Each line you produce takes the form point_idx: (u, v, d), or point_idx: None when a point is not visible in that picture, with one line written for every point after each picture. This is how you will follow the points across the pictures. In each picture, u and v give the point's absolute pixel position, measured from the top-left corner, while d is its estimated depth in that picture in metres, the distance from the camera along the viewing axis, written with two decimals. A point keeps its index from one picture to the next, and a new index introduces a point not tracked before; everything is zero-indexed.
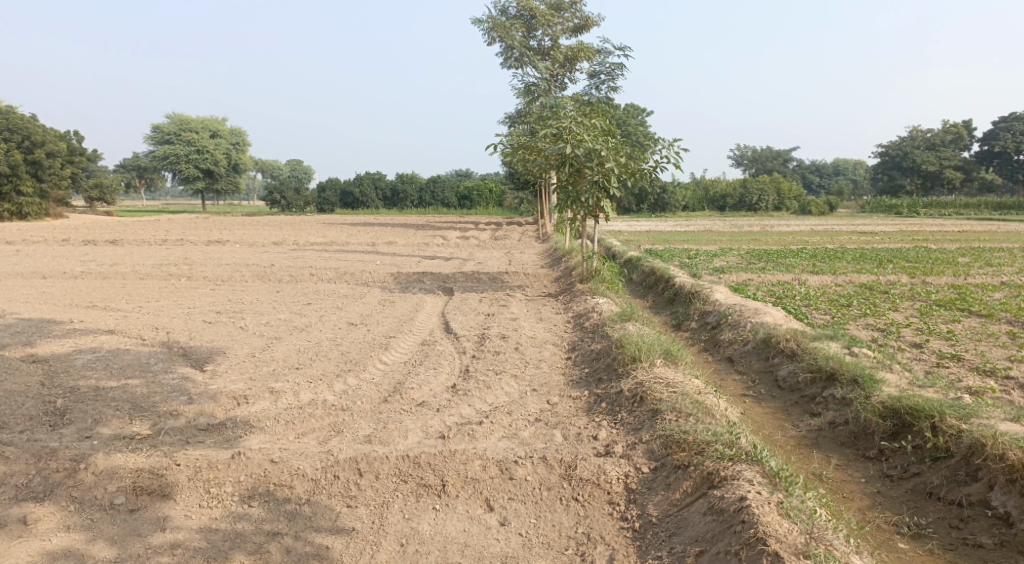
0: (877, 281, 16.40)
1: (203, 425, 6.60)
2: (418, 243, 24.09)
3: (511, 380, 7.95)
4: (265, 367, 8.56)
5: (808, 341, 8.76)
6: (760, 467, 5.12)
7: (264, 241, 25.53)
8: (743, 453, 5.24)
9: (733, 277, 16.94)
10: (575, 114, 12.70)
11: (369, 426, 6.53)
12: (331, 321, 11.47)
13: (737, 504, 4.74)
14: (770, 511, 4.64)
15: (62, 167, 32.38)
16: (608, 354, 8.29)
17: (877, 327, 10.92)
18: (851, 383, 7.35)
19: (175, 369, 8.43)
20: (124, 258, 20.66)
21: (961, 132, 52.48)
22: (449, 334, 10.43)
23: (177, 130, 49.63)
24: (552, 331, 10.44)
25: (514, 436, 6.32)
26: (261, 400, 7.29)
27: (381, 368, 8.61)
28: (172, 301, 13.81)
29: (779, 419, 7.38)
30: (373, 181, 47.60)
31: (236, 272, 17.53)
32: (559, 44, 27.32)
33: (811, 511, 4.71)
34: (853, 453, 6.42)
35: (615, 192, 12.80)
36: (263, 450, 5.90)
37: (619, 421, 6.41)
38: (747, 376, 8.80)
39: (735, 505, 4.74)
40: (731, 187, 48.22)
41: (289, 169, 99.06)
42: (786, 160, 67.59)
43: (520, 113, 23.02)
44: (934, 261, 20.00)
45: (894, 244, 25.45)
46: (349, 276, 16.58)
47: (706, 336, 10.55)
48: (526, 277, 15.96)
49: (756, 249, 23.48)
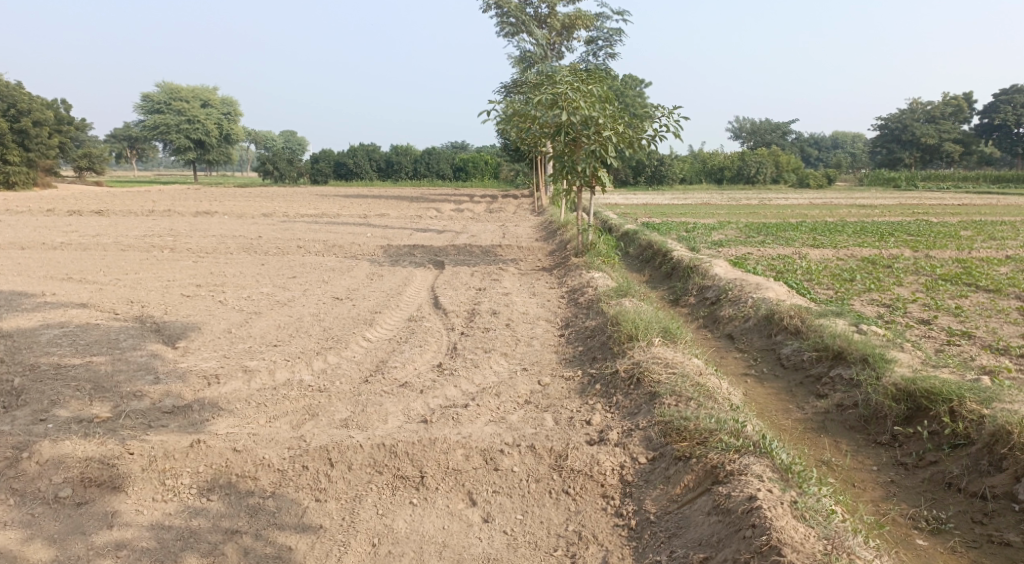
0: (880, 255, 15.95)
1: (168, 407, 6.16)
2: (411, 216, 23.54)
3: (500, 359, 7.51)
4: (241, 344, 8.10)
5: (814, 318, 8.33)
6: (769, 459, 4.70)
7: (254, 212, 24.97)
8: (751, 445, 4.81)
9: (732, 250, 16.48)
10: (572, 80, 12.08)
11: (346, 409, 6.08)
12: (315, 296, 10.97)
13: (746, 504, 4.31)
14: (783, 513, 4.22)
15: (49, 135, 31.60)
16: (603, 332, 7.85)
17: (883, 303, 10.48)
18: (862, 362, 6.92)
19: (145, 345, 7.96)
20: (108, 229, 20.09)
21: (962, 105, 51.77)
22: (438, 310, 9.97)
23: (168, 99, 48.72)
24: (545, 306, 9.98)
25: (502, 421, 5.89)
26: (232, 380, 6.83)
27: (364, 346, 8.16)
28: (153, 274, 13.29)
29: (783, 400, 6.97)
30: (367, 152, 46.80)
31: (222, 244, 17.01)
32: (556, 12, 26.59)
33: (827, 512, 4.29)
34: (864, 439, 6.00)
35: (612, 162, 12.28)
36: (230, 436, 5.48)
37: (615, 405, 5.97)
38: (748, 354, 8.37)
39: (744, 506, 4.31)
40: (729, 159, 47.53)
41: (282, 140, 97.76)
42: (784, 132, 66.88)
43: (515, 81, 22.36)
44: (936, 234, 19.54)
45: (896, 217, 24.96)
46: (338, 249, 16.07)
47: (705, 312, 10.11)
48: (519, 250, 15.46)
49: (755, 222, 22.96)
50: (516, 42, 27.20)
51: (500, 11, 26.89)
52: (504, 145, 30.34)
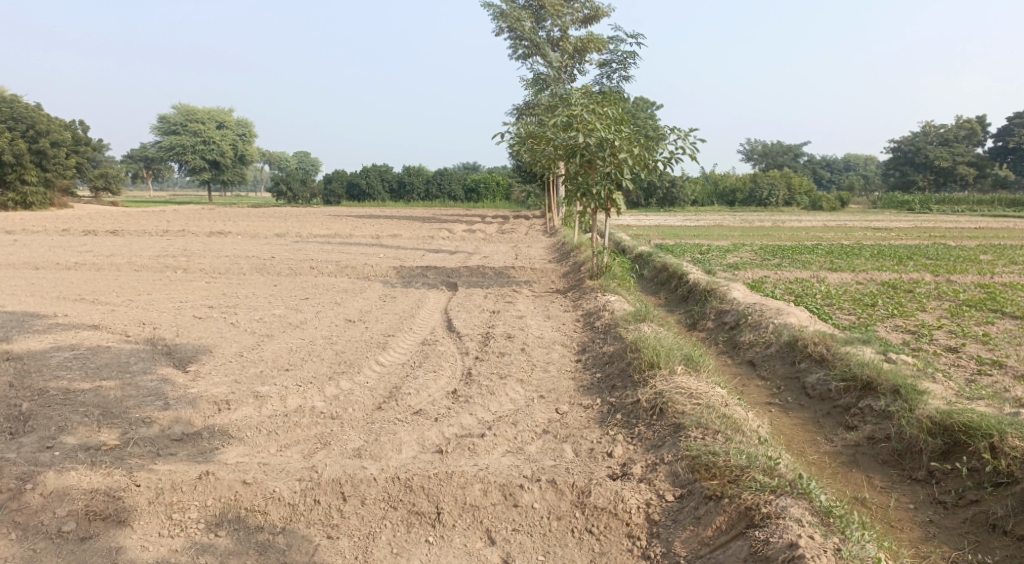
0: (900, 279, 15.67)
1: (176, 434, 5.99)
2: (423, 236, 23.43)
3: (517, 385, 7.31)
4: (252, 368, 7.94)
5: (839, 345, 8.10)
6: (807, 501, 4.50)
7: (268, 232, 24.94)
8: (787, 485, 4.60)
9: (748, 274, 16.24)
10: (587, 101, 11.97)
11: (359, 437, 5.90)
12: (327, 318, 10.83)
13: (787, 553, 4.13)
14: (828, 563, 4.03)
15: (66, 156, 31.82)
16: (622, 358, 7.64)
17: (907, 329, 10.22)
18: (892, 394, 6.69)
19: (155, 369, 7.81)
20: (122, 249, 20.08)
21: (975, 128, 51.44)
22: (452, 333, 9.80)
23: (183, 120, 49.13)
24: (561, 330, 9.79)
25: (520, 452, 5.70)
26: (243, 406, 6.66)
27: (377, 370, 7.99)
28: (165, 295, 13.20)
29: (809, 432, 6.75)
30: (380, 173, 46.91)
31: (234, 265, 16.93)
32: (569, 35, 26.60)
33: (873, 561, 4.09)
34: (898, 475, 5.78)
35: (628, 185, 12.13)
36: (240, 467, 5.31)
37: (637, 436, 5.77)
38: (771, 382, 8.13)
39: (784, 555, 4.12)
40: (741, 181, 47.33)
41: (296, 161, 98.43)
42: (797, 155, 66.72)
43: (529, 103, 22.30)
44: (955, 258, 19.24)
45: (912, 241, 24.64)
46: (350, 270, 15.96)
47: (724, 337, 9.87)
48: (533, 272, 15.29)
49: (770, 244, 22.71)
50: (529, 64, 27.24)
51: (513, 33, 26.96)
52: (516, 167, 30.31)
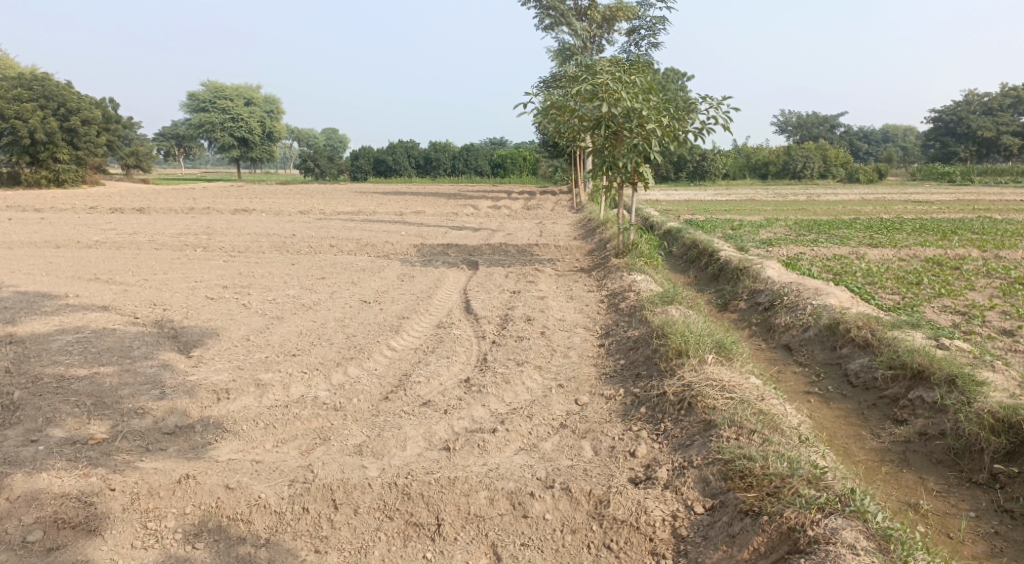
0: (944, 255, 14.83)
1: (169, 427, 5.53)
2: (447, 213, 22.93)
3: (535, 373, 6.82)
4: (257, 354, 7.51)
5: (885, 329, 7.46)
6: (860, 522, 4.00)
7: (291, 210, 24.66)
8: (837, 501, 4.10)
9: (783, 250, 15.50)
10: (613, 69, 11.29)
11: (362, 432, 5.45)
12: (342, 299, 10.40)
13: None
14: None
15: (97, 134, 31.67)
16: (647, 344, 7.11)
17: (956, 310, 9.52)
18: (947, 384, 6.10)
19: (157, 354, 7.42)
20: (145, 227, 19.86)
21: (1021, 96, 49.35)
22: (469, 315, 9.31)
23: (213, 97, 48.97)
24: (584, 312, 9.25)
25: (535, 449, 5.25)
26: (242, 395, 6.24)
27: (388, 356, 7.55)
28: (180, 274, 12.87)
29: (854, 426, 6.21)
30: (407, 148, 46.46)
31: (255, 242, 16.60)
32: (596, 3, 25.69)
33: None
34: (955, 477, 5.34)
35: (656, 158, 11.48)
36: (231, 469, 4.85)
37: (664, 433, 5.26)
38: (809, 369, 7.55)
39: None
40: (774, 153, 46.04)
41: (324, 138, 98.18)
42: (832, 126, 64.87)
43: (554, 75, 21.57)
44: (1001, 232, 18.27)
45: (955, 214, 23.58)
46: (371, 248, 15.55)
47: (758, 318, 9.25)
48: (557, 250, 14.74)
49: (805, 219, 21.83)
50: (555, 34, 26.46)
51: (538, 2, 26.12)
52: (542, 141, 29.59)
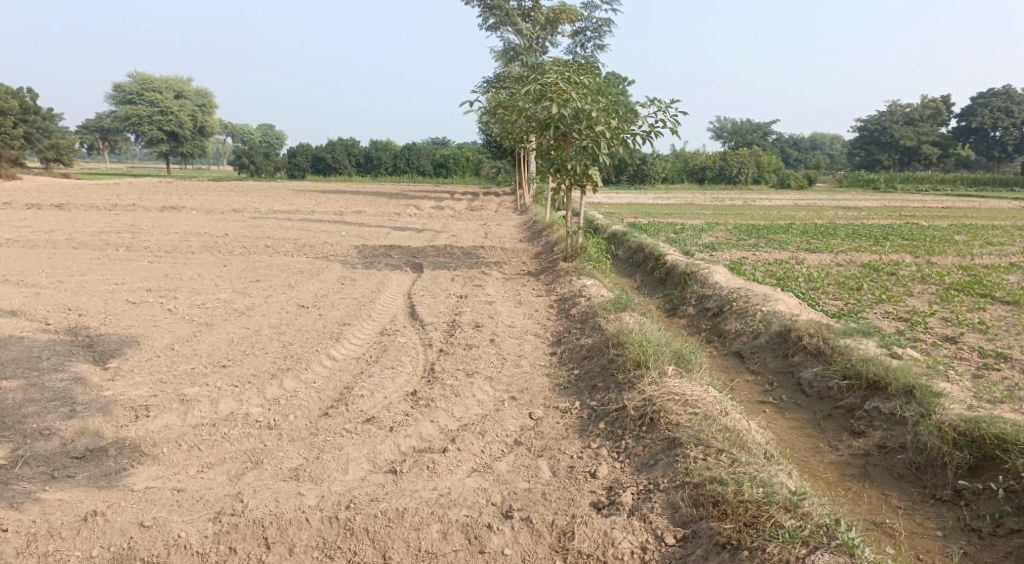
0: (880, 261, 15.03)
1: (78, 451, 4.97)
2: (388, 213, 22.37)
3: (485, 385, 6.45)
4: (183, 365, 6.93)
5: (837, 337, 7.33)
6: (847, 557, 3.86)
7: (224, 208, 23.69)
8: (821, 535, 3.94)
9: (726, 255, 15.49)
10: (561, 69, 11.01)
11: (298, 454, 4.99)
12: (278, 303, 9.85)
13: None
14: None
15: (14, 125, 30.04)
16: (602, 353, 6.82)
17: (901, 315, 9.51)
18: (905, 395, 5.98)
19: (69, 365, 6.77)
20: (65, 225, 18.72)
21: (941, 108, 51.28)
22: (414, 321, 8.89)
23: (140, 89, 46.96)
24: (533, 318, 8.93)
25: (488, 470, 4.91)
26: (164, 413, 5.70)
27: (327, 366, 7.07)
28: (100, 276, 12.08)
29: (812, 438, 6.05)
30: (346, 147, 45.44)
31: (183, 242, 15.78)
32: (541, 5, 25.51)
33: None
34: (919, 493, 5.23)
35: (605, 160, 11.25)
36: (148, 506, 4.33)
37: (624, 452, 5.00)
38: (762, 378, 7.38)
39: None
40: (711, 158, 46.75)
41: (260, 134, 95.84)
42: (764, 133, 66.31)
43: (498, 75, 21.25)
44: (931, 238, 18.71)
45: (885, 221, 24.15)
46: (308, 248, 14.95)
47: (707, 324, 9.07)
48: (502, 252, 14.41)
49: (744, 223, 22.02)
50: (499, 34, 26.16)
51: (482, 2, 25.79)
52: (485, 141, 29.21)
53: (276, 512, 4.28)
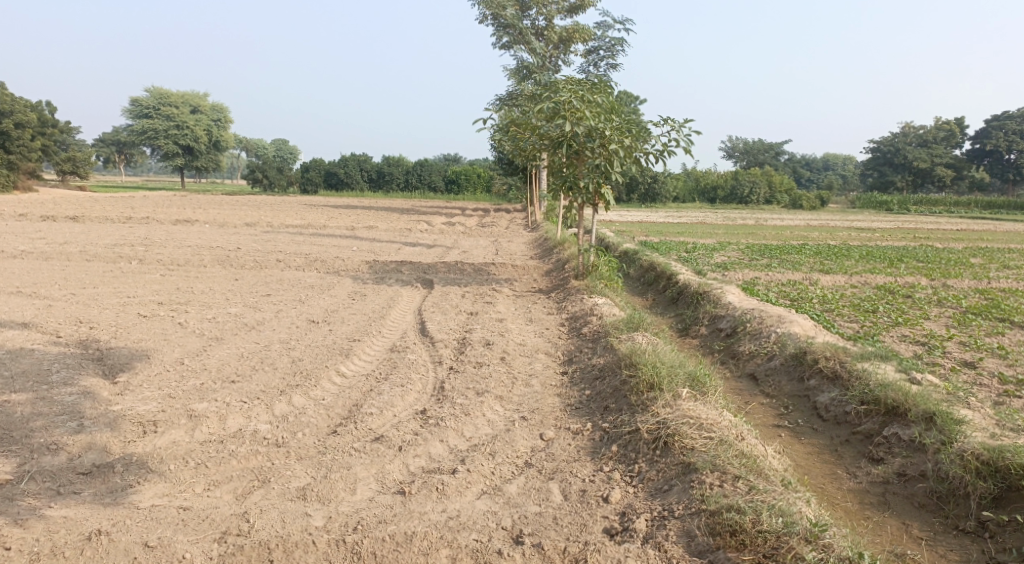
0: (895, 283, 14.87)
1: (84, 466, 4.91)
2: (400, 229, 22.39)
3: (496, 405, 6.36)
4: (191, 380, 6.88)
5: (854, 360, 7.21)
6: None
7: (237, 221, 23.78)
8: None
9: (738, 275, 15.37)
10: (575, 87, 10.99)
11: (306, 472, 4.92)
12: (288, 319, 9.81)
13: None
14: None
15: (31, 138, 30.35)
16: (614, 374, 6.73)
17: (918, 339, 9.36)
18: (925, 421, 5.86)
19: (78, 379, 6.74)
20: (79, 237, 18.81)
21: (954, 130, 51.07)
22: (425, 338, 8.82)
23: (156, 104, 47.40)
24: (545, 337, 8.85)
25: (499, 492, 4.82)
26: (172, 429, 5.64)
27: (336, 383, 7.01)
28: (112, 288, 12.09)
29: (829, 464, 5.93)
30: (359, 162, 45.62)
31: (196, 256, 15.80)
32: (554, 24, 25.60)
33: None
34: (940, 523, 5.15)
35: (618, 178, 11.21)
36: (153, 525, 4.27)
37: (637, 476, 4.91)
38: (777, 401, 7.25)
39: None
40: (723, 178, 46.63)
41: (274, 149, 96.56)
42: (777, 153, 66.16)
43: (511, 93, 21.26)
44: (946, 261, 18.52)
45: (898, 242, 23.96)
46: (320, 263, 14.94)
47: (720, 345, 8.96)
48: (514, 269, 14.35)
49: (756, 243, 21.90)
50: (513, 52, 26.27)
51: (495, 20, 25.93)
52: (497, 158, 29.26)
53: (281, 535, 4.21)
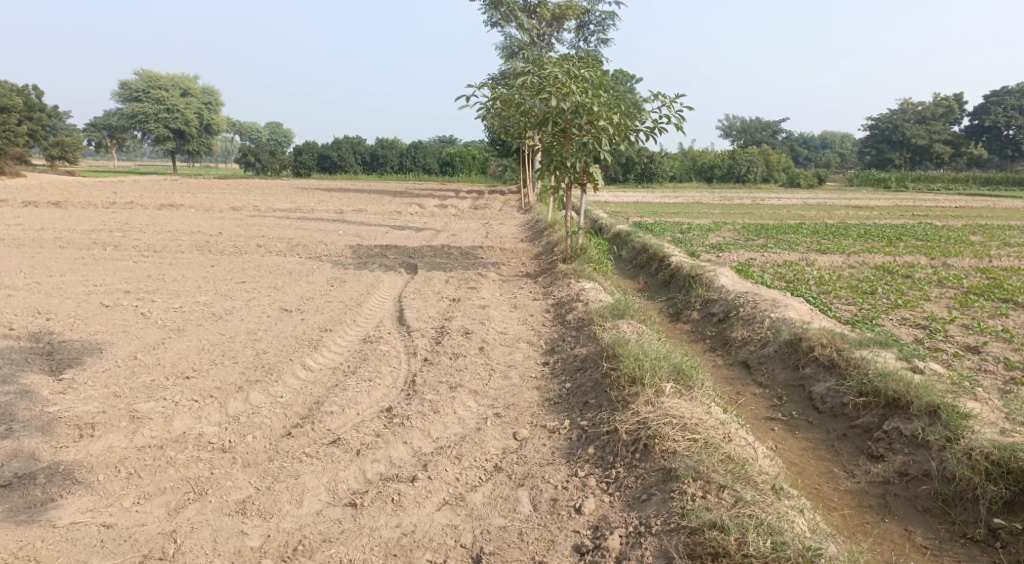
0: (894, 263, 14.36)
1: (3, 478, 4.49)
2: (390, 212, 21.82)
3: (468, 400, 5.90)
4: (141, 376, 6.40)
5: (852, 348, 6.72)
6: None
7: (223, 206, 23.17)
8: None
9: (733, 256, 14.85)
10: (561, 61, 10.41)
11: (249, 483, 4.52)
12: (259, 307, 9.32)
13: None
14: None
15: (18, 123, 29.64)
16: (596, 366, 6.25)
17: (918, 322, 8.88)
18: (928, 415, 5.40)
19: (19, 377, 6.25)
20: (57, 222, 18.20)
21: (952, 106, 50.38)
22: (401, 327, 8.34)
23: (146, 86, 46.47)
24: (528, 324, 8.36)
25: (462, 503, 4.42)
26: (110, 432, 5.16)
27: (300, 378, 6.53)
28: (80, 277, 11.55)
29: (826, 462, 5.50)
30: (352, 144, 44.90)
31: (174, 241, 15.25)
32: (546, 1, 24.89)
33: None
34: (947, 530, 4.76)
35: (606, 157, 10.69)
36: (68, 549, 4.01)
37: (615, 482, 4.51)
38: (770, 391, 6.79)
39: None
40: (720, 157, 45.83)
41: (268, 132, 95.75)
42: (774, 131, 65.34)
43: (500, 71, 20.58)
44: (945, 239, 18.02)
45: (896, 220, 23.43)
46: (301, 248, 14.43)
47: (712, 331, 8.47)
48: (502, 253, 13.86)
49: (752, 223, 21.37)
50: (503, 30, 25.62)
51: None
52: (491, 139, 28.63)
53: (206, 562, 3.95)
